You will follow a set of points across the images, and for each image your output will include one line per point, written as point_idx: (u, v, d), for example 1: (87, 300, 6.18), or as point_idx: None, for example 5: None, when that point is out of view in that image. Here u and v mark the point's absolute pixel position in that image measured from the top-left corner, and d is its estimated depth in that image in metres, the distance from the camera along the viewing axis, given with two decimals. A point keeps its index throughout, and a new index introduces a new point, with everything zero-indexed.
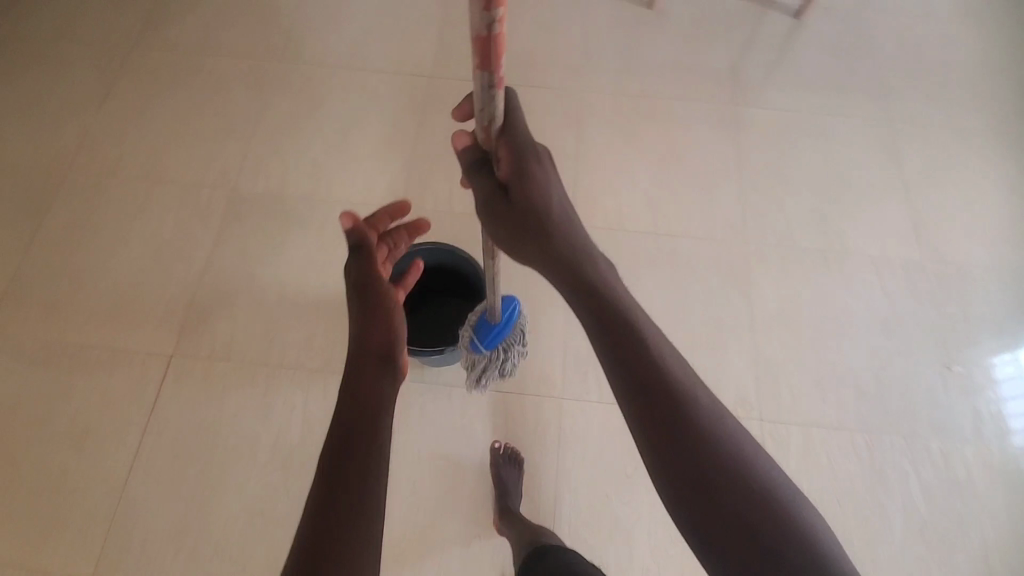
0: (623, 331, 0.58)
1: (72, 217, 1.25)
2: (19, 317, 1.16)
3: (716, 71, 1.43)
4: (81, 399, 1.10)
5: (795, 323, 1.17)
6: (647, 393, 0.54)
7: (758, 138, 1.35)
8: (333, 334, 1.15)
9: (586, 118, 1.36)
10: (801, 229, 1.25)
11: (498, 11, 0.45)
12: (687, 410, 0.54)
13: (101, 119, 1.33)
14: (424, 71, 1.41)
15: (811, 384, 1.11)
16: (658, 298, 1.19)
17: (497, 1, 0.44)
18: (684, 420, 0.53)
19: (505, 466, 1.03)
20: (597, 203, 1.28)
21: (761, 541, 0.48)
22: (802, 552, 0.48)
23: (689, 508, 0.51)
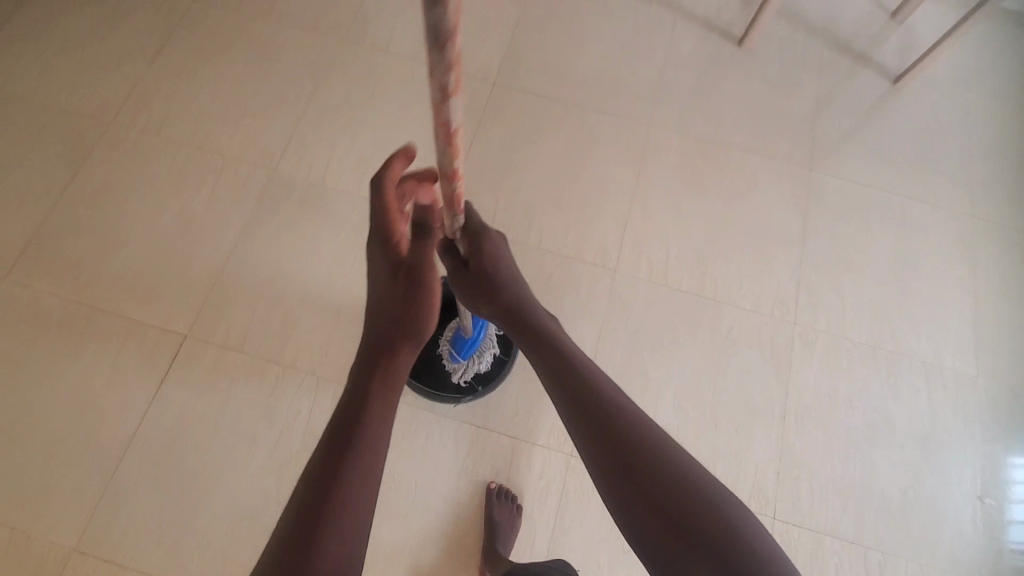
0: (579, 384, 0.59)
1: (109, 172, 1.22)
2: (42, 268, 1.14)
3: (796, 128, 1.34)
4: (89, 364, 1.08)
5: (829, 418, 1.10)
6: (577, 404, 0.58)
7: (827, 211, 1.26)
8: (350, 342, 1.11)
9: (649, 154, 1.28)
10: (856, 322, 1.16)
11: (458, 186, 0.58)
12: (613, 415, 0.56)
13: (152, 73, 1.29)
14: (488, 75, 1.33)
15: (833, 488, 1.05)
16: (690, 367, 1.12)
17: (457, 180, 0.57)
18: (611, 426, 0.55)
19: (498, 504, 1.00)
20: (644, 251, 1.20)
21: (695, 539, 0.48)
22: (734, 545, 0.47)
23: (660, 540, 0.49)
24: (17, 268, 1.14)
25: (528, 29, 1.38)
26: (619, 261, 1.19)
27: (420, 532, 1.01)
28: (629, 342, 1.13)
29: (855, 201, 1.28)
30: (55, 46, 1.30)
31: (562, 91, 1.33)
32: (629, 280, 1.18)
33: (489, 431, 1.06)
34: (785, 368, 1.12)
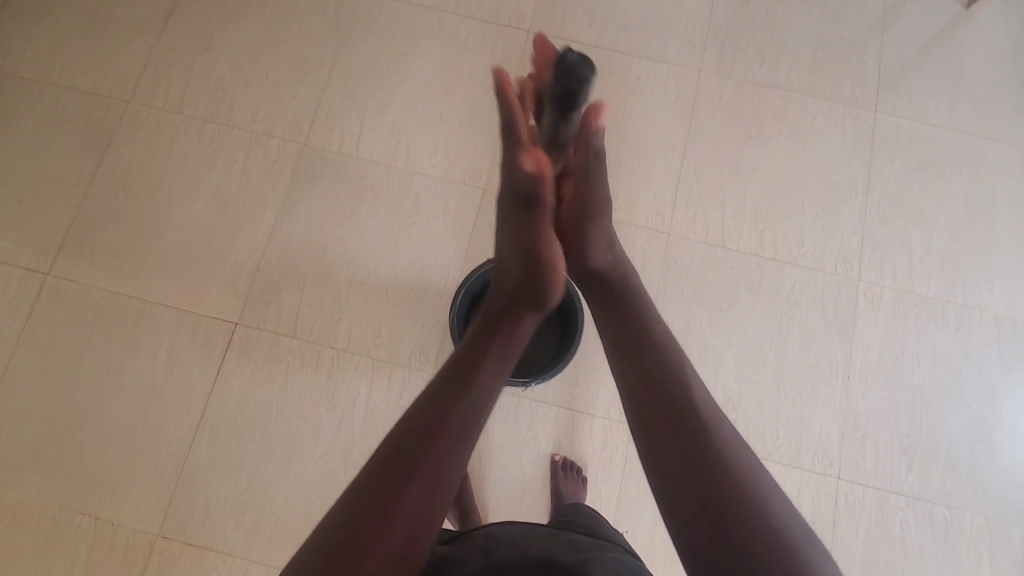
0: (659, 376, 0.58)
1: (136, 155, 1.17)
2: (83, 260, 1.12)
3: (857, 63, 1.23)
4: (146, 356, 1.08)
5: (894, 376, 1.08)
6: (646, 378, 0.58)
7: (893, 156, 1.19)
8: (401, 322, 1.09)
9: (698, 105, 1.21)
10: (922, 275, 1.12)
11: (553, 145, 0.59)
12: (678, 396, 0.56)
13: (168, 46, 1.23)
14: (522, 24, 1.24)
15: (897, 447, 1.04)
16: (751, 331, 1.09)
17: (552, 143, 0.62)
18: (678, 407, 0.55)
19: (562, 477, 0.99)
20: (698, 210, 1.15)
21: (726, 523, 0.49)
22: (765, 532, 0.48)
23: (688, 519, 0.50)
24: (61, 261, 1.11)
25: None
26: (673, 224, 1.14)
27: (487, 507, 1.01)
28: (687, 308, 1.10)
29: (923, 144, 1.19)
30: (63, 21, 1.23)
31: (602, 38, 1.24)
32: (684, 243, 1.13)
33: (550, 404, 1.05)
34: (848, 329, 1.09)
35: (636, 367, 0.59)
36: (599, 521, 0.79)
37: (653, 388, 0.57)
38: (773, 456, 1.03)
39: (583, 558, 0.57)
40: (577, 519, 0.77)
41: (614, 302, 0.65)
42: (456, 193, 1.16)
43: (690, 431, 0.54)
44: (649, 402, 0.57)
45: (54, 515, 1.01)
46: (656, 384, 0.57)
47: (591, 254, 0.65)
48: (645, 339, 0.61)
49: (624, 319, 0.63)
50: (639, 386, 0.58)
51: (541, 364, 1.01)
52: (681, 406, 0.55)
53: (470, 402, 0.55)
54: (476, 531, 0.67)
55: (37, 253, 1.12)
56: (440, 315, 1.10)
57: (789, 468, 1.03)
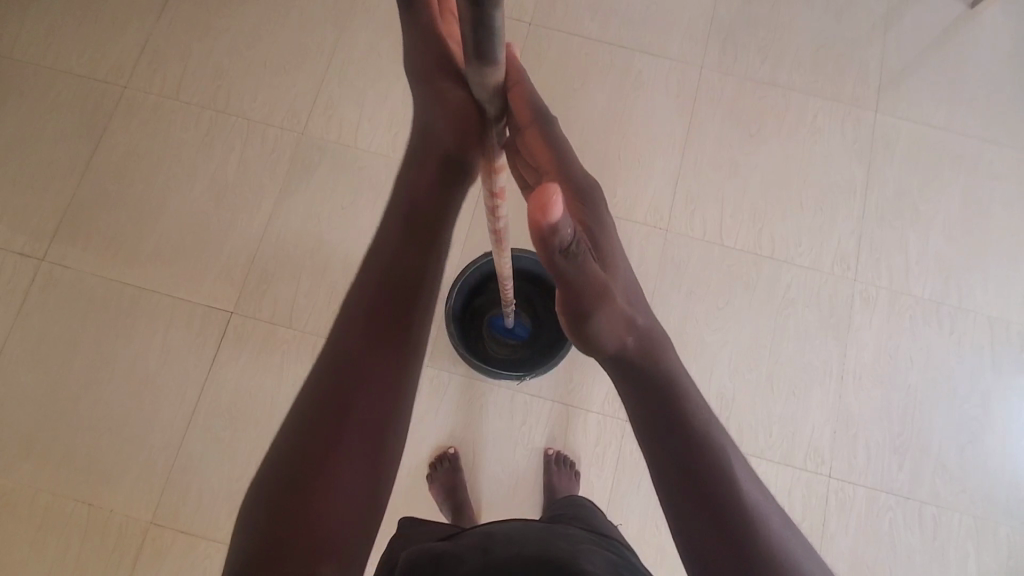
0: (666, 390, 0.56)
1: (132, 140, 1.16)
2: (78, 245, 1.11)
3: (859, 62, 1.23)
4: (141, 343, 1.07)
5: (887, 376, 1.08)
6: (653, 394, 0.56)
7: (892, 156, 1.19)
8: None
9: (699, 102, 1.20)
10: (918, 276, 1.13)
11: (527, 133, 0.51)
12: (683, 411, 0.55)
13: (166, 30, 1.21)
14: (524, 16, 1.23)
15: (889, 446, 1.05)
16: (746, 328, 1.09)
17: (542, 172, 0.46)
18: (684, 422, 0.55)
19: (555, 471, 1.00)
20: (697, 207, 1.15)
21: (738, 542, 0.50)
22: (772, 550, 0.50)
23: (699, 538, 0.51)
24: (55, 247, 1.11)
25: None
26: (671, 220, 1.14)
27: (481, 499, 1.02)
28: (683, 305, 1.10)
29: (922, 145, 1.19)
30: (59, 4, 1.22)
31: (604, 32, 1.23)
32: (682, 239, 1.13)
33: (545, 399, 1.05)
34: (843, 328, 1.10)
35: (667, 431, 0.54)
36: (596, 515, 0.79)
37: (686, 454, 0.53)
38: (766, 453, 1.04)
39: (579, 554, 0.57)
40: (572, 514, 0.77)
41: (630, 355, 0.58)
42: None
43: (727, 500, 0.52)
44: (682, 469, 0.53)
45: (47, 500, 1.01)
46: (690, 451, 0.54)
47: (602, 334, 0.56)
48: (669, 392, 0.56)
49: (643, 373, 0.57)
50: (670, 453, 0.54)
51: (541, 349, 1.02)
52: (717, 473, 0.53)
53: (377, 351, 0.54)
54: (473, 528, 0.67)
55: (32, 239, 1.11)
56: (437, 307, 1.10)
57: (781, 466, 1.03)
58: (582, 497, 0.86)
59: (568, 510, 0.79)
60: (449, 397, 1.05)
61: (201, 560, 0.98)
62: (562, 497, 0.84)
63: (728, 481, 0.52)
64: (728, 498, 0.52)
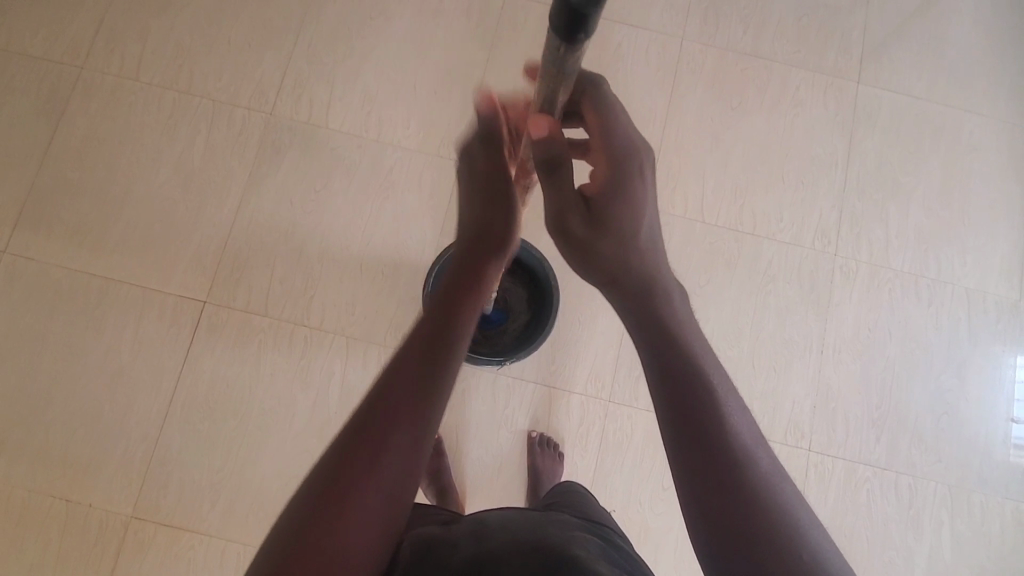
0: (686, 375, 0.45)
1: (91, 124, 1.11)
2: (41, 237, 1.07)
3: (842, 31, 1.21)
4: (111, 336, 1.04)
5: (867, 350, 1.09)
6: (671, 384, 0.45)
7: (874, 128, 1.17)
8: (377, 300, 1.07)
9: (680, 76, 1.18)
10: (898, 249, 1.13)
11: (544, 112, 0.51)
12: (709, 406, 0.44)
13: (122, 5, 1.16)
14: None
15: (867, 419, 1.06)
16: (727, 306, 1.09)
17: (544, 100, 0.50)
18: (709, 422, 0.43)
19: (539, 453, 1.00)
20: (679, 183, 1.13)
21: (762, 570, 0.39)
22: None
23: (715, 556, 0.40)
24: (18, 237, 1.06)
25: None
26: None
27: (465, 484, 1.02)
28: None
29: (903, 117, 1.18)
30: None
31: None
32: (663, 217, 1.11)
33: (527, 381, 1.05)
34: (824, 303, 1.10)
35: (687, 436, 0.43)
36: (594, 503, 0.79)
37: (715, 482, 0.41)
38: None
39: (569, 540, 0.57)
40: (560, 500, 0.77)
41: (646, 310, 0.50)
42: (432, 166, 1.12)
43: (762, 533, 0.39)
44: (717, 491, 0.41)
45: (23, 498, 0.99)
46: (725, 481, 0.41)
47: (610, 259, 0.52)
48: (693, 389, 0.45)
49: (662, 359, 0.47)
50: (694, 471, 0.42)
51: (520, 343, 0.99)
52: (756, 503, 0.40)
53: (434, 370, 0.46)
54: (465, 517, 0.67)
55: None
56: (417, 292, 1.08)
57: None
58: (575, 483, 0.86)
59: (566, 495, 0.79)
60: None
61: (184, 553, 0.98)
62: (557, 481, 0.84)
63: (769, 514, 0.40)
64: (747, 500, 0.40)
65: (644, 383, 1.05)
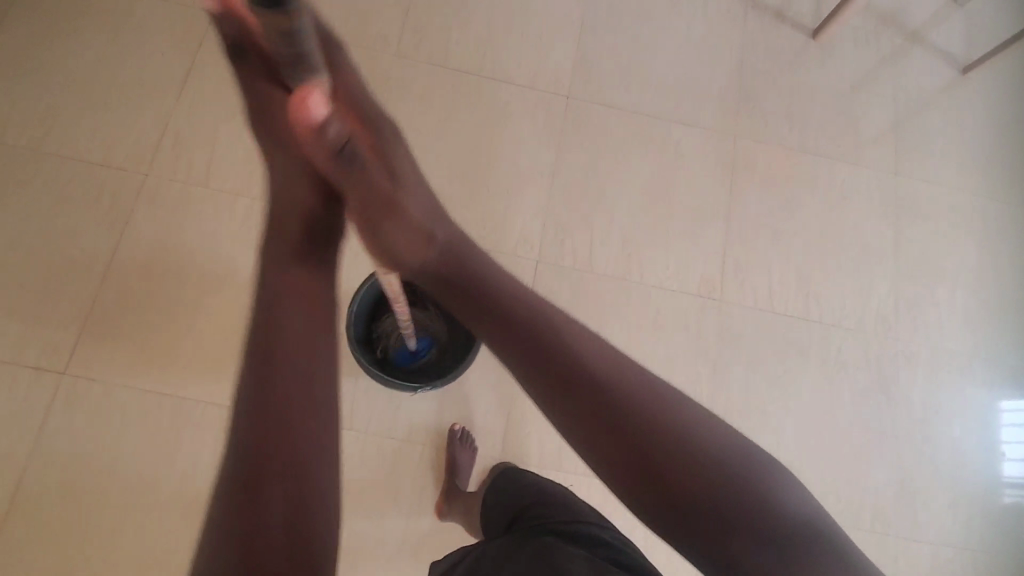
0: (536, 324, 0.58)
1: (158, 234, 1.07)
2: (106, 356, 1.01)
3: (875, 128, 1.31)
4: (186, 460, 0.98)
5: (933, 430, 1.14)
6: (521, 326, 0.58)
7: (916, 217, 1.27)
8: (464, 408, 1.03)
9: (738, 171, 1.24)
10: (949, 331, 1.20)
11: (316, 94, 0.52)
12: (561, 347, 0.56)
13: (185, 109, 1.13)
14: (562, 89, 1.24)
15: (944, 503, 1.10)
16: (805, 394, 1.12)
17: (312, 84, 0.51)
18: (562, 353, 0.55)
19: (459, 447, 0.99)
20: (747, 275, 1.18)
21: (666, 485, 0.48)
22: (700, 490, 0.47)
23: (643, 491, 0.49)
24: (79, 357, 1.00)
25: (594, 34, 1.29)
26: (725, 291, 1.16)
27: None
28: (743, 378, 1.12)
29: (939, 206, 1.28)
30: (62, 84, 1.12)
31: (641, 103, 1.26)
32: (737, 309, 1.15)
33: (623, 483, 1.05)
34: (890, 386, 1.15)
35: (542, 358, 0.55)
36: (547, 495, 0.75)
37: (687, 504, 0.48)
38: (837, 518, 1.06)
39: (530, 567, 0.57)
40: (535, 493, 0.77)
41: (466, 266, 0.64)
42: (510, 265, 1.13)
43: (652, 457, 0.49)
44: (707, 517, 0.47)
45: None
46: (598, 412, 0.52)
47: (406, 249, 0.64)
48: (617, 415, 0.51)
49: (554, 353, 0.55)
50: (676, 509, 0.48)
51: (456, 350, 0.93)
52: (659, 459, 0.49)
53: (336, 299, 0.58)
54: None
55: (48, 352, 1.00)
56: (504, 397, 1.05)
57: (852, 530, 1.06)
58: (518, 471, 0.86)
59: (527, 505, 0.75)
60: None
61: None
62: (506, 483, 0.84)
63: (659, 447, 0.49)
64: (629, 433, 0.50)
65: None
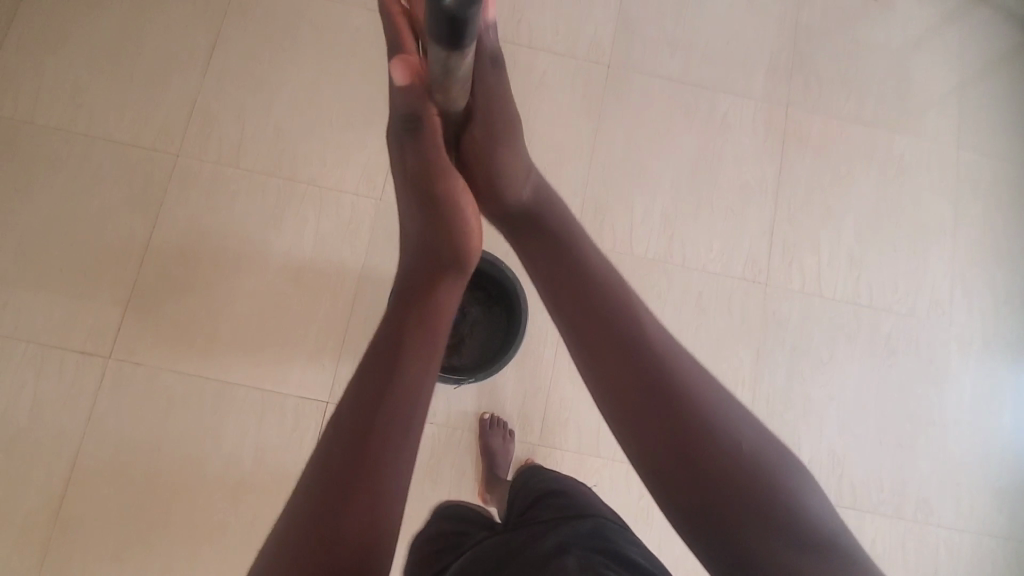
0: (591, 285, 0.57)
1: (193, 216, 1.06)
2: (150, 340, 1.02)
3: (940, 95, 1.22)
4: (232, 443, 1.00)
5: (984, 418, 1.11)
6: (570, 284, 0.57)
7: (979, 194, 1.19)
8: (503, 393, 1.03)
9: (789, 145, 1.17)
10: (1007, 315, 1.15)
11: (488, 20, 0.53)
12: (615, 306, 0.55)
13: (213, 85, 1.10)
14: (601, 56, 1.17)
15: (991, 493, 1.08)
16: (851, 381, 1.09)
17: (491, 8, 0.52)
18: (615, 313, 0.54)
19: (491, 434, 0.99)
20: (795, 257, 1.13)
21: (686, 451, 0.47)
22: (722, 474, 0.46)
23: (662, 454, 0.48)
24: (122, 341, 1.01)
25: None
26: (771, 274, 1.12)
27: None
28: (787, 364, 1.09)
29: (1005, 182, 1.20)
30: (88, 62, 1.09)
31: (686, 71, 1.18)
32: (783, 293, 1.11)
33: None
34: (941, 373, 1.11)
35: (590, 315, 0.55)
36: (561, 487, 0.73)
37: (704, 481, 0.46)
38: (879, 508, 1.05)
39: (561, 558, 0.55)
40: (553, 485, 0.74)
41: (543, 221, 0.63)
42: None
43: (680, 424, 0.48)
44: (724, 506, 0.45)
45: None
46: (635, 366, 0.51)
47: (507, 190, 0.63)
48: (678, 400, 0.48)
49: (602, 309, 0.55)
50: (692, 488, 0.46)
51: (496, 343, 0.95)
52: (690, 427, 0.47)
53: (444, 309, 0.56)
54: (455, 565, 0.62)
55: (93, 336, 1.01)
56: (542, 382, 1.04)
57: (894, 519, 1.05)
58: (545, 470, 0.81)
59: (541, 495, 0.73)
60: None
61: None
62: (530, 482, 0.79)
63: (691, 414, 0.48)
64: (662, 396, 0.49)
65: None
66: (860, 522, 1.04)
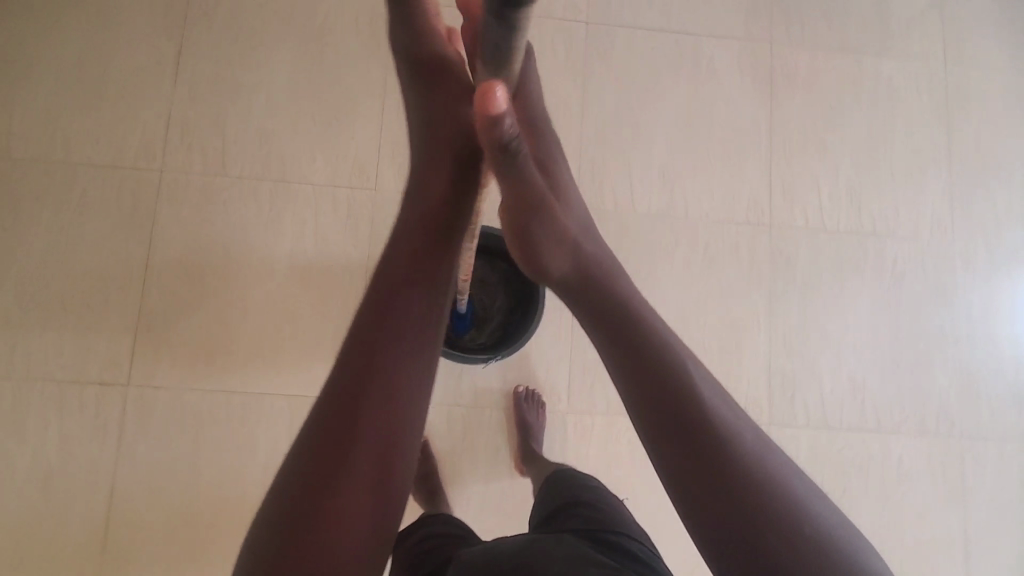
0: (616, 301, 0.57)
1: (189, 230, 1.04)
2: (166, 362, 1.01)
3: (922, 11, 1.20)
4: (265, 450, 1.00)
5: (994, 329, 1.13)
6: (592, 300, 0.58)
7: (969, 108, 1.19)
8: (525, 367, 1.04)
9: (778, 82, 1.16)
10: (1008, 225, 1.16)
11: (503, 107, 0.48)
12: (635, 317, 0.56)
13: (186, 94, 1.06)
14: (579, 14, 1.14)
15: (1007, 400, 1.11)
16: (863, 309, 1.11)
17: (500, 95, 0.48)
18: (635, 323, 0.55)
19: (526, 406, 1.01)
20: (796, 194, 1.13)
21: (700, 445, 0.50)
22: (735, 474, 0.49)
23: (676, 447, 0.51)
24: (139, 366, 1.00)
25: None
26: (775, 215, 1.12)
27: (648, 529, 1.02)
28: (800, 301, 1.10)
29: (993, 92, 1.20)
30: (52, 86, 1.05)
31: (666, 19, 1.15)
32: (789, 231, 1.11)
33: None
34: (949, 291, 1.13)
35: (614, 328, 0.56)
36: (598, 503, 0.73)
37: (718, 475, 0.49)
38: (902, 428, 1.08)
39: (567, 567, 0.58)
40: (589, 494, 0.75)
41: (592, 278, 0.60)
42: None
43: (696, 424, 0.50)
44: (731, 516, 0.48)
45: None
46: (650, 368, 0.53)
47: (550, 261, 0.60)
48: (691, 408, 0.51)
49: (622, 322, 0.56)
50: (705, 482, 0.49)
51: (516, 315, 0.96)
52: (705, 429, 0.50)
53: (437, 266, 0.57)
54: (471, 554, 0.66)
55: (108, 365, 1.00)
56: (563, 350, 1.05)
57: (917, 437, 1.08)
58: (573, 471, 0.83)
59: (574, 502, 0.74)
60: (594, 439, 1.03)
61: None
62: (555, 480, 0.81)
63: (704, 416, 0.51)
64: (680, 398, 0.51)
65: (799, 400, 1.07)
66: (885, 444, 1.07)
